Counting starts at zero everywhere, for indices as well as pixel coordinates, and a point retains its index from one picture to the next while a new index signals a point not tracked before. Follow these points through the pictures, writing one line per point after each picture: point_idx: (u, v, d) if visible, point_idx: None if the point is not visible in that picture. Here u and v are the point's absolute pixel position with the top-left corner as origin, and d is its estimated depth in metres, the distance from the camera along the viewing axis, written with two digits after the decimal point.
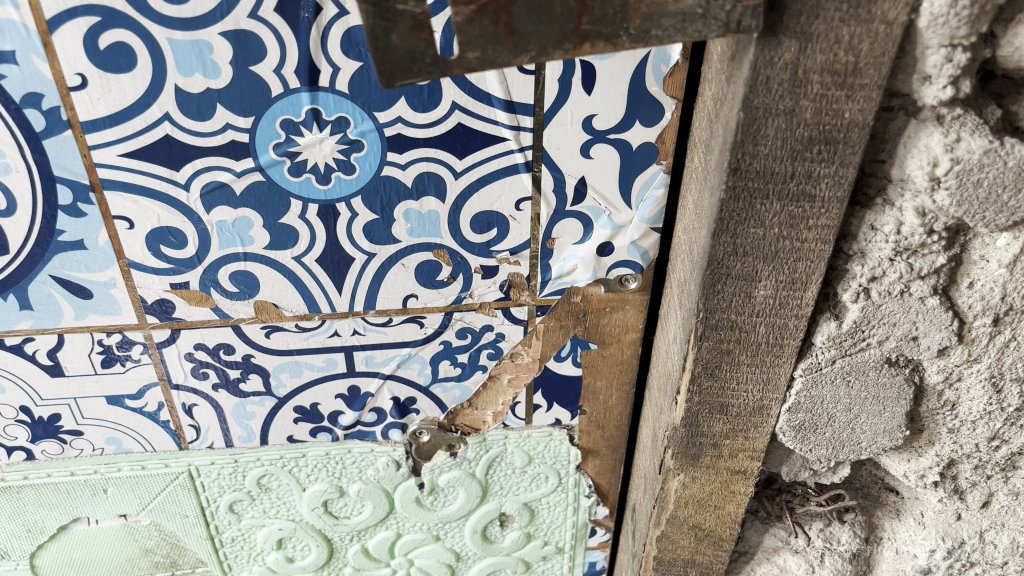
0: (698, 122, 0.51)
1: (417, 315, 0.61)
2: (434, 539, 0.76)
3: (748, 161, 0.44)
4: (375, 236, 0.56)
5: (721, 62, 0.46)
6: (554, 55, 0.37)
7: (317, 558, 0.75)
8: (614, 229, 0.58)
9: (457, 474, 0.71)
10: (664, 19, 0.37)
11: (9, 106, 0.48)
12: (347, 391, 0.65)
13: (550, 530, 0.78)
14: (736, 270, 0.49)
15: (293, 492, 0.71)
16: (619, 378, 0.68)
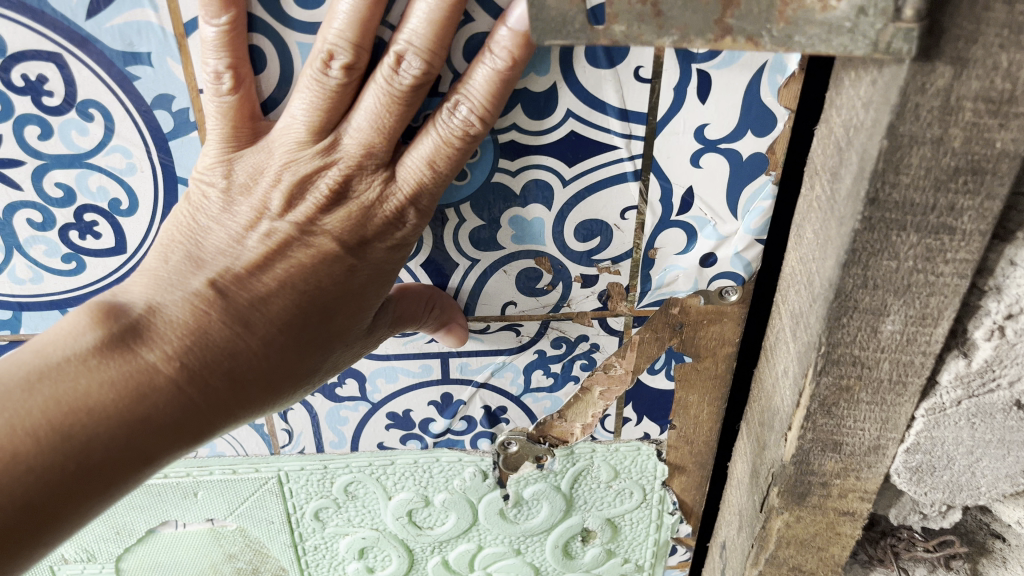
0: (821, 148, 0.49)
1: (514, 322, 0.61)
2: (515, 552, 0.75)
3: (888, 191, 0.42)
4: (480, 243, 0.56)
5: (852, 88, 0.44)
6: (696, 41, 0.39)
7: (398, 569, 0.76)
8: (718, 240, 0.56)
9: (543, 486, 0.70)
10: (810, 28, 0.37)
11: (138, 107, 0.49)
12: (440, 398, 0.66)
13: (630, 548, 0.77)
14: (864, 303, 0.47)
15: (379, 500, 0.71)
16: (710, 392, 0.66)
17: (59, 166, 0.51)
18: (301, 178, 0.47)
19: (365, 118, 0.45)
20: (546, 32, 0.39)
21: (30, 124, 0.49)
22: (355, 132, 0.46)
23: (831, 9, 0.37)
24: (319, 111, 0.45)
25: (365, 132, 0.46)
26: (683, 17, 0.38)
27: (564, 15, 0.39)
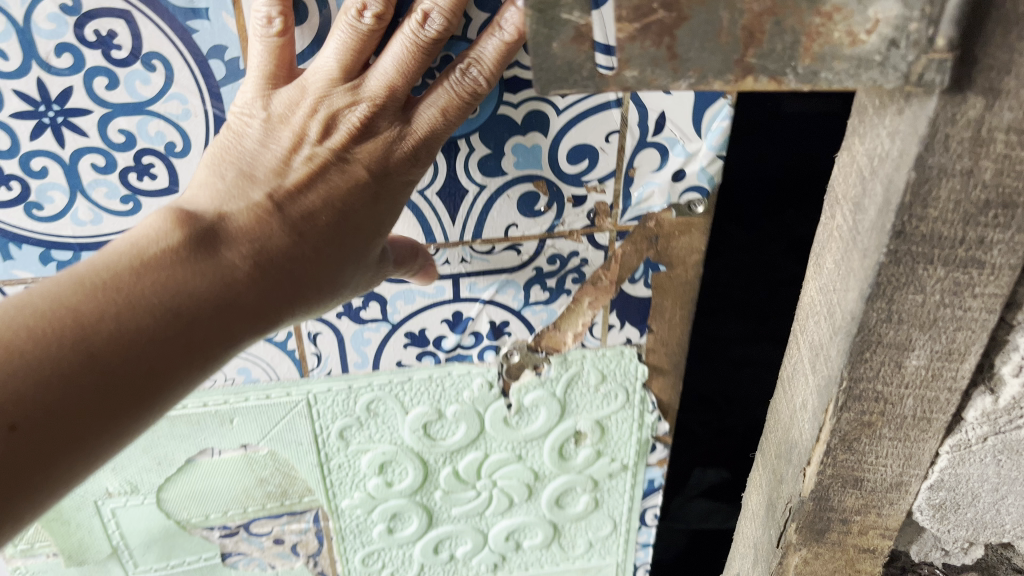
0: (843, 176, 0.48)
1: (516, 242, 0.60)
2: (518, 458, 0.73)
3: (914, 224, 0.41)
4: (488, 169, 0.56)
5: (876, 116, 0.43)
6: (712, 83, 0.38)
7: (414, 483, 0.74)
8: (688, 156, 0.56)
9: (541, 392, 0.70)
10: (837, 62, 0.36)
11: (195, 57, 0.49)
12: (451, 316, 0.64)
13: (618, 446, 0.75)
14: (888, 337, 0.45)
15: (397, 416, 0.69)
16: (686, 298, 0.64)
17: (122, 113, 0.51)
18: (331, 114, 0.48)
19: (393, 60, 0.47)
20: (553, 81, 0.38)
21: (98, 75, 0.49)
22: (381, 74, 0.47)
23: (861, 42, 0.36)
24: (350, 53, 0.46)
25: (391, 74, 0.47)
26: (699, 59, 0.37)
27: (572, 63, 0.38)
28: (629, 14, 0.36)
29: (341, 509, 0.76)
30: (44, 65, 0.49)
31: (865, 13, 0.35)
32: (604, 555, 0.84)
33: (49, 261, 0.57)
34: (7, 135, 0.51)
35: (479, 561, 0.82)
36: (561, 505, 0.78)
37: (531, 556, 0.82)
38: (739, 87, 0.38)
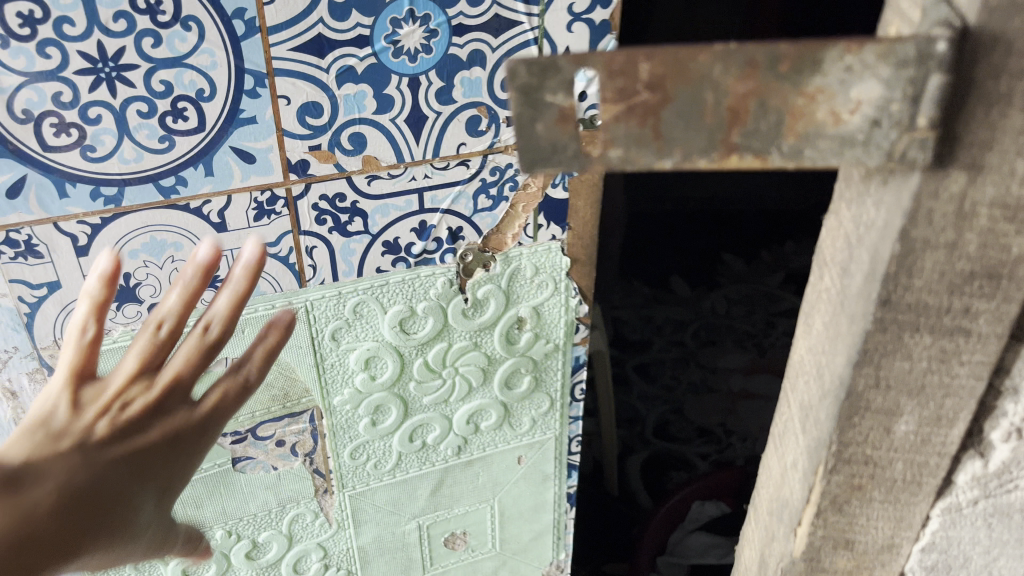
0: (830, 240, 0.48)
1: (465, 159, 0.87)
2: (475, 346, 1.03)
3: (900, 293, 0.41)
4: (441, 98, 0.82)
5: (860, 184, 0.44)
6: (698, 160, 0.38)
7: (393, 373, 1.01)
8: None
9: (491, 287, 0.98)
10: (822, 141, 0.37)
11: (222, 16, 0.71)
12: (418, 226, 0.91)
13: (550, 329, 1.05)
14: (876, 403, 0.45)
15: (377, 314, 0.95)
16: (591, 196, 0.96)
17: (164, 67, 0.72)
18: (152, 402, 0.64)
19: (133, 355, 0.65)
20: (537, 160, 0.38)
21: (146, 37, 0.70)
22: (170, 370, 0.65)
23: (843, 122, 0.36)
24: (142, 357, 0.65)
25: (180, 366, 0.66)
26: (684, 137, 0.38)
27: (556, 143, 0.38)
28: (612, 96, 0.37)
29: (336, 404, 1.01)
30: (105, 31, 0.69)
31: (847, 94, 0.36)
32: (545, 430, 1.17)
33: (98, 196, 0.76)
34: (68, 90, 0.71)
35: (444, 447, 1.12)
36: (509, 385, 1.08)
37: (486, 432, 1.13)
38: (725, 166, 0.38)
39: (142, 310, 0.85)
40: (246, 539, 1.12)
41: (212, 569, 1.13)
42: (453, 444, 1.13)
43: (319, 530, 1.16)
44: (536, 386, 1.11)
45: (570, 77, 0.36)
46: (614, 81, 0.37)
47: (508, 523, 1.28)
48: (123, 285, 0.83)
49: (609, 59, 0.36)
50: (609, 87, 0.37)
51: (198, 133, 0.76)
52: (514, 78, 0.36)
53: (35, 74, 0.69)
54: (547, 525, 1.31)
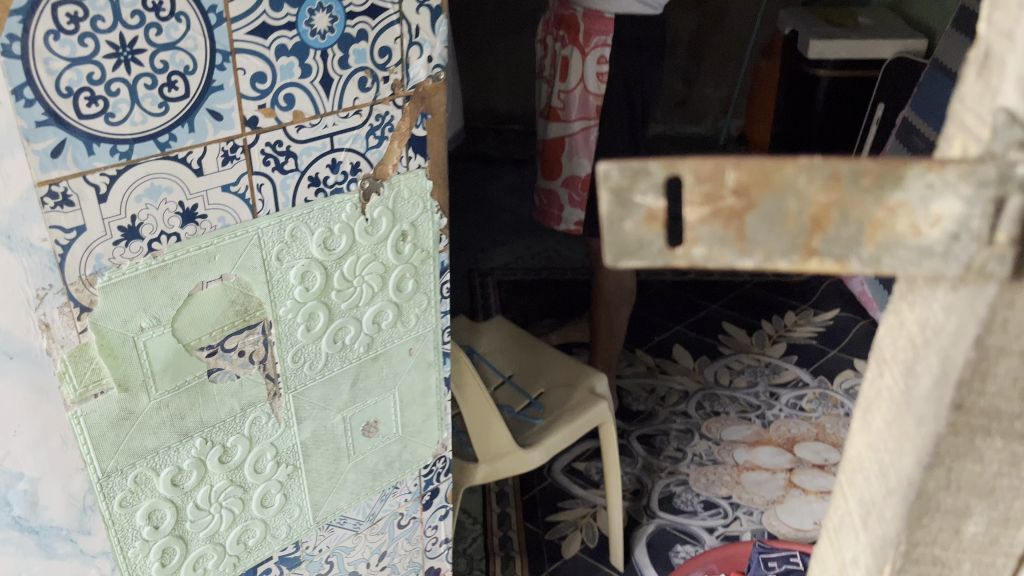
0: (891, 340, 0.49)
1: (359, 108, 1.03)
2: (375, 257, 1.16)
3: (973, 398, 0.42)
4: (342, 64, 0.98)
5: (924, 287, 0.45)
6: (779, 263, 0.40)
7: (321, 285, 1.10)
8: (430, 48, 1.08)
9: (383, 208, 1.13)
10: (901, 250, 0.39)
11: (200, 8, 0.84)
12: (331, 162, 1.03)
13: (422, 240, 1.21)
14: (947, 504, 0.46)
15: (307, 234, 1.05)
16: (441, 133, 1.16)
17: (163, 50, 0.83)
18: None
19: None
20: (622, 253, 0.40)
21: (152, 27, 0.82)
22: None
23: (923, 234, 0.38)
24: None
25: None
26: (767, 240, 0.39)
27: (642, 240, 0.39)
28: (700, 200, 0.39)
29: (281, 315, 1.08)
30: (126, 25, 0.80)
31: (928, 208, 0.37)
32: (426, 324, 1.31)
33: (115, 153, 0.85)
34: (98, 70, 0.80)
35: (355, 344, 1.20)
36: (400, 288, 1.22)
37: (387, 330, 1.24)
38: (804, 270, 0.40)
39: (144, 247, 0.91)
40: (218, 446, 1.10)
41: (193, 480, 1.10)
42: (365, 342, 1.22)
43: (271, 430, 1.16)
44: (418, 289, 1.25)
45: (660, 180, 0.38)
46: (702, 186, 0.38)
47: (409, 407, 1.36)
48: (130, 226, 0.89)
49: (699, 165, 0.38)
50: (696, 192, 0.39)
51: (184, 102, 0.87)
52: (607, 179, 0.38)
53: (73, 59, 0.78)
54: (433, 414, 1.41)
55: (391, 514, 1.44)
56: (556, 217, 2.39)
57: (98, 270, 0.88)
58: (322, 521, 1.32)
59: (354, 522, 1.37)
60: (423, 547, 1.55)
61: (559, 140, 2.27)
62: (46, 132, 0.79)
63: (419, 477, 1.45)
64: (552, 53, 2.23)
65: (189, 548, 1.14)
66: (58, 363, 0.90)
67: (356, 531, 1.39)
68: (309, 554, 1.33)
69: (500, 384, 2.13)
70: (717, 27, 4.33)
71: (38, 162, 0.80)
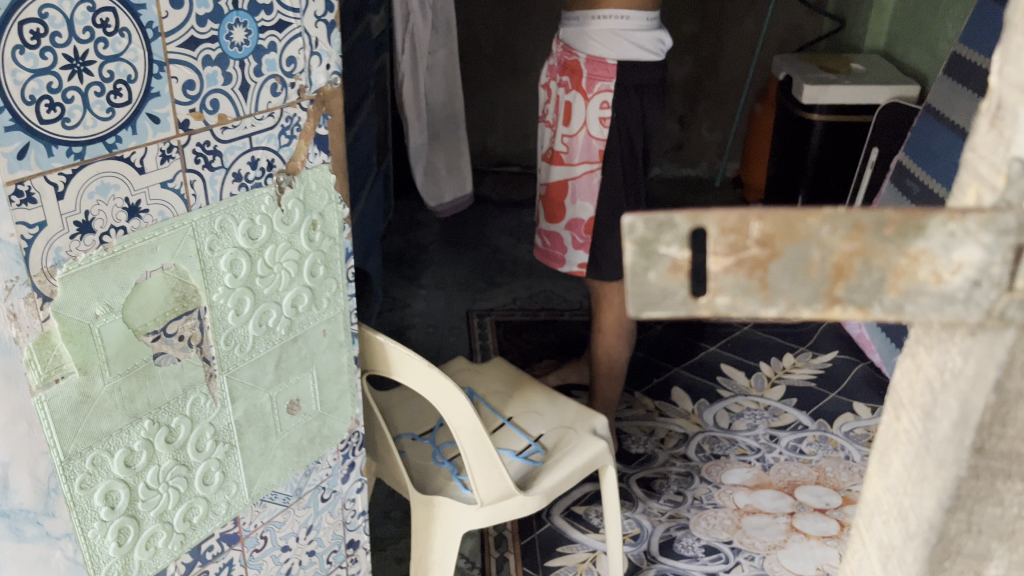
0: (906, 384, 0.50)
1: (272, 111, 1.09)
2: (291, 246, 1.21)
3: (994, 442, 0.43)
4: (257, 73, 1.05)
5: (939, 333, 0.46)
6: (802, 311, 0.40)
7: (246, 272, 1.15)
8: (329, 56, 1.16)
9: (296, 199, 1.19)
10: (922, 297, 0.40)
11: (139, 23, 0.90)
12: (249, 159, 1.09)
13: (330, 228, 1.27)
14: (968, 547, 0.47)
15: (233, 225, 1.10)
16: (339, 132, 1.23)
17: (110, 61, 0.88)
18: None
19: None
20: (646, 303, 0.40)
21: (100, 43, 0.87)
22: None
23: (944, 281, 0.40)
24: None
25: None
26: (790, 289, 0.40)
27: (665, 289, 0.40)
28: (723, 251, 0.39)
29: (214, 300, 1.11)
30: (79, 40, 0.84)
31: (949, 256, 0.39)
32: (336, 306, 1.35)
33: (70, 154, 0.88)
34: (56, 79, 0.84)
35: (277, 327, 1.24)
36: (314, 273, 1.27)
37: (304, 312, 1.28)
38: (827, 317, 0.40)
39: (97, 240, 0.93)
40: (163, 428, 1.11)
41: (143, 460, 1.10)
42: (286, 324, 1.26)
43: (210, 410, 1.18)
44: (329, 273, 1.30)
45: (684, 232, 0.39)
46: (726, 236, 0.39)
47: (326, 385, 1.39)
48: (84, 221, 0.91)
49: (723, 217, 0.39)
50: (720, 243, 0.39)
51: (127, 107, 0.92)
52: (632, 230, 0.39)
53: (36, 71, 0.82)
54: (348, 392, 1.45)
55: (315, 488, 1.45)
56: (560, 259, 2.40)
57: (58, 262, 0.91)
58: (257, 497, 1.32)
59: (284, 496, 1.38)
60: (344, 520, 1.55)
61: (562, 183, 2.29)
62: (13, 137, 0.82)
63: (338, 451, 1.47)
64: (556, 98, 2.27)
65: (141, 527, 1.13)
66: (25, 351, 0.91)
67: (286, 506, 1.40)
68: (246, 530, 1.33)
69: (498, 427, 2.11)
70: (711, 72, 4.40)
71: (4, 164, 0.82)
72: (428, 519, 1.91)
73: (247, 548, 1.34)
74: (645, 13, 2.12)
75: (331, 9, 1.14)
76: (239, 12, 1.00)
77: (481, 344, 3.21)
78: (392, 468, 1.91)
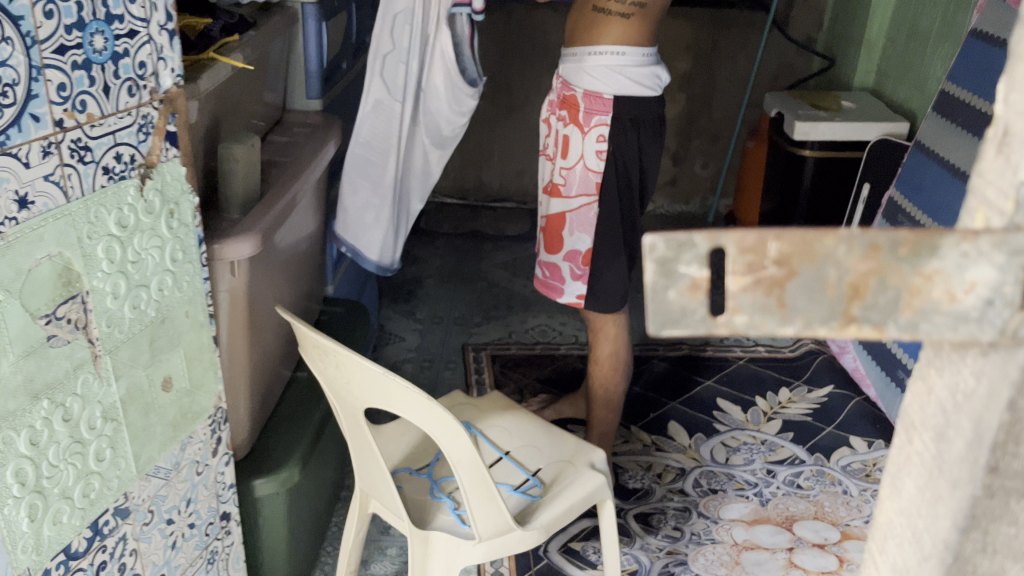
0: (916, 407, 0.51)
1: (129, 110, 1.23)
2: (152, 235, 1.34)
3: (1009, 461, 0.44)
4: (117, 77, 1.20)
5: (949, 354, 0.46)
6: (819, 330, 0.42)
7: (118, 258, 1.26)
8: (174, 61, 1.32)
9: (155, 191, 1.33)
10: (936, 316, 0.41)
11: (19, 33, 1.01)
12: (114, 154, 1.22)
13: (183, 219, 1.42)
14: (983, 567, 0.48)
15: (105, 215, 1.22)
16: (184, 129, 1.39)
17: None
18: None
19: None
20: (666, 321, 0.41)
21: None
22: None
23: (958, 300, 0.41)
24: None
25: None
26: (807, 308, 0.41)
27: (684, 308, 0.41)
28: (742, 269, 0.41)
29: (94, 285, 1.22)
30: None
31: (963, 276, 0.41)
32: (193, 290, 1.48)
33: None
34: None
35: (147, 309, 1.35)
36: (173, 259, 1.41)
37: (168, 296, 1.41)
38: (844, 336, 0.42)
39: None
40: (60, 407, 1.19)
41: (45, 438, 1.16)
42: (154, 307, 1.37)
43: (97, 389, 1.26)
44: (185, 261, 1.44)
45: (703, 252, 0.40)
46: (744, 256, 0.40)
47: (192, 363, 1.50)
48: None
49: (742, 237, 0.40)
50: (739, 262, 0.41)
51: (14, 107, 1.02)
52: (653, 250, 0.40)
53: None
54: (212, 374, 1.57)
55: (190, 463, 1.54)
56: (558, 290, 2.39)
57: None
58: (143, 471, 1.40)
59: (166, 470, 1.46)
60: (216, 492, 1.65)
61: (559, 216, 2.30)
62: None
63: (207, 428, 1.58)
64: (554, 132, 2.30)
65: (48, 502, 1.19)
66: None
67: (167, 480, 1.47)
68: (135, 504, 1.39)
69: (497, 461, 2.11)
70: (704, 109, 4.44)
71: None
72: (427, 553, 1.90)
73: (137, 523, 1.41)
74: (641, 49, 2.16)
75: (171, 23, 1.30)
76: (98, 21, 1.14)
77: (477, 378, 3.20)
78: (392, 503, 1.89)
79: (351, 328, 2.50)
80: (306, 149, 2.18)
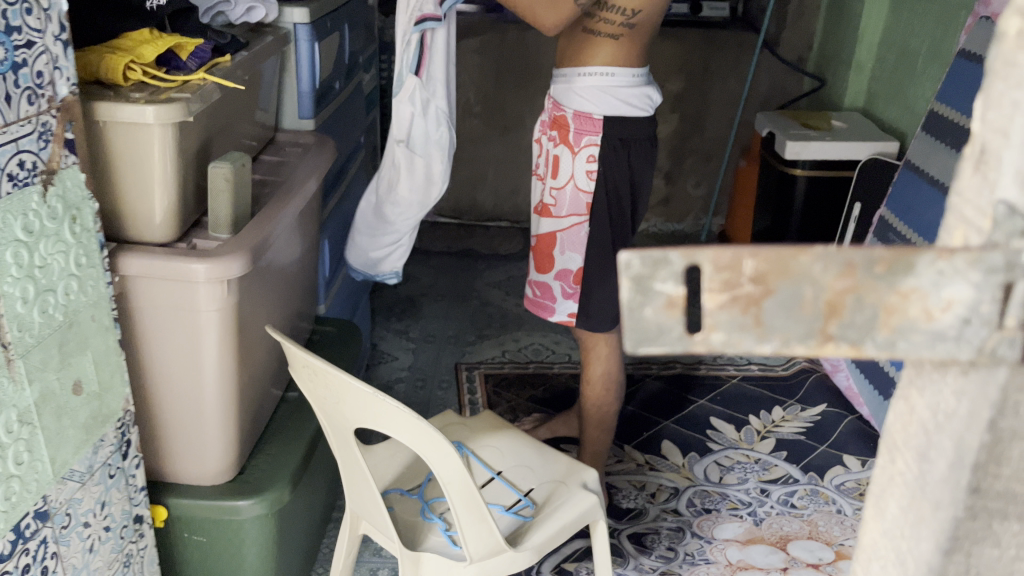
0: (901, 428, 0.53)
1: (29, 118, 1.27)
2: (57, 239, 1.36)
3: (990, 482, 0.47)
4: (17, 88, 1.24)
5: (936, 373, 0.50)
6: (796, 347, 0.44)
7: (25, 263, 1.29)
8: (71, 71, 1.36)
9: (57, 196, 1.36)
10: (914, 334, 0.44)
11: None
12: (18, 161, 1.26)
13: (87, 224, 1.44)
14: None
15: (12, 220, 1.25)
16: (80, 136, 1.43)
17: None
18: None
19: None
20: (643, 338, 0.44)
21: None
22: None
23: (934, 318, 0.44)
24: None
25: None
26: (784, 325, 0.44)
27: (662, 325, 0.43)
28: (719, 287, 0.43)
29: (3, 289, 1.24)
30: None
31: (939, 294, 0.44)
32: (99, 294, 1.50)
33: None
34: None
35: (55, 313, 1.36)
36: (78, 264, 1.42)
37: (74, 299, 1.42)
38: (821, 353, 0.44)
39: None
40: None
41: None
42: (61, 311, 1.38)
43: (7, 393, 1.27)
44: (89, 264, 1.46)
45: (679, 268, 0.42)
46: (721, 273, 0.43)
47: (100, 366, 1.51)
48: None
49: (718, 255, 0.43)
50: (717, 279, 0.43)
51: None
52: (629, 267, 0.42)
53: None
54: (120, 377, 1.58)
55: (102, 465, 1.54)
56: (549, 308, 2.38)
57: None
58: (59, 474, 1.40)
59: (80, 473, 1.46)
60: (128, 496, 1.64)
61: (549, 235, 2.30)
62: None
63: (117, 432, 1.58)
64: (545, 152, 2.29)
65: None
66: None
67: (82, 483, 1.48)
68: (53, 507, 1.40)
69: (488, 481, 2.09)
70: (697, 127, 4.46)
71: None
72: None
73: (56, 526, 1.41)
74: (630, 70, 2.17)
75: (66, 35, 1.34)
76: None
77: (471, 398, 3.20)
78: (382, 525, 1.87)
79: (342, 348, 2.49)
80: (301, 170, 2.17)
